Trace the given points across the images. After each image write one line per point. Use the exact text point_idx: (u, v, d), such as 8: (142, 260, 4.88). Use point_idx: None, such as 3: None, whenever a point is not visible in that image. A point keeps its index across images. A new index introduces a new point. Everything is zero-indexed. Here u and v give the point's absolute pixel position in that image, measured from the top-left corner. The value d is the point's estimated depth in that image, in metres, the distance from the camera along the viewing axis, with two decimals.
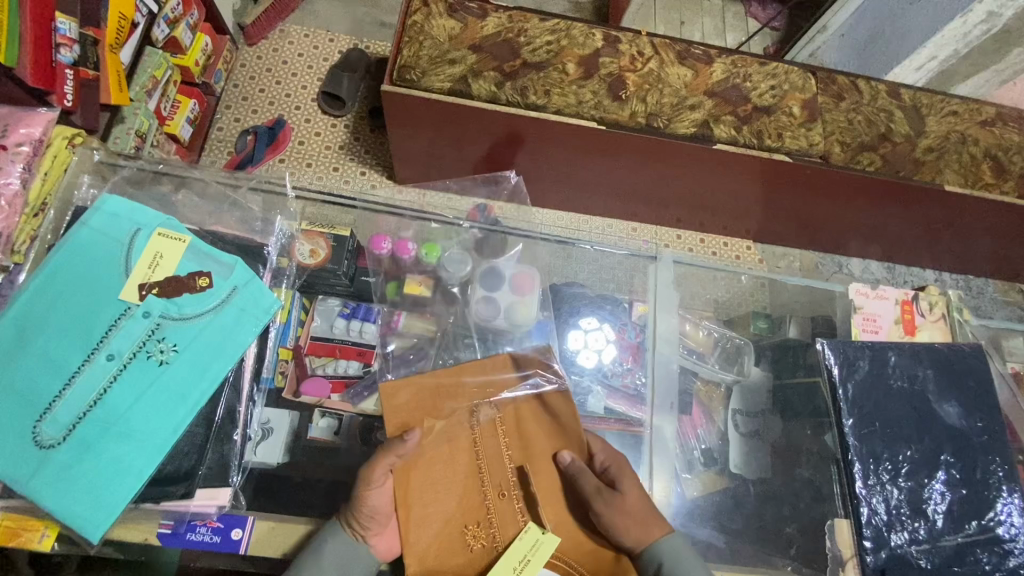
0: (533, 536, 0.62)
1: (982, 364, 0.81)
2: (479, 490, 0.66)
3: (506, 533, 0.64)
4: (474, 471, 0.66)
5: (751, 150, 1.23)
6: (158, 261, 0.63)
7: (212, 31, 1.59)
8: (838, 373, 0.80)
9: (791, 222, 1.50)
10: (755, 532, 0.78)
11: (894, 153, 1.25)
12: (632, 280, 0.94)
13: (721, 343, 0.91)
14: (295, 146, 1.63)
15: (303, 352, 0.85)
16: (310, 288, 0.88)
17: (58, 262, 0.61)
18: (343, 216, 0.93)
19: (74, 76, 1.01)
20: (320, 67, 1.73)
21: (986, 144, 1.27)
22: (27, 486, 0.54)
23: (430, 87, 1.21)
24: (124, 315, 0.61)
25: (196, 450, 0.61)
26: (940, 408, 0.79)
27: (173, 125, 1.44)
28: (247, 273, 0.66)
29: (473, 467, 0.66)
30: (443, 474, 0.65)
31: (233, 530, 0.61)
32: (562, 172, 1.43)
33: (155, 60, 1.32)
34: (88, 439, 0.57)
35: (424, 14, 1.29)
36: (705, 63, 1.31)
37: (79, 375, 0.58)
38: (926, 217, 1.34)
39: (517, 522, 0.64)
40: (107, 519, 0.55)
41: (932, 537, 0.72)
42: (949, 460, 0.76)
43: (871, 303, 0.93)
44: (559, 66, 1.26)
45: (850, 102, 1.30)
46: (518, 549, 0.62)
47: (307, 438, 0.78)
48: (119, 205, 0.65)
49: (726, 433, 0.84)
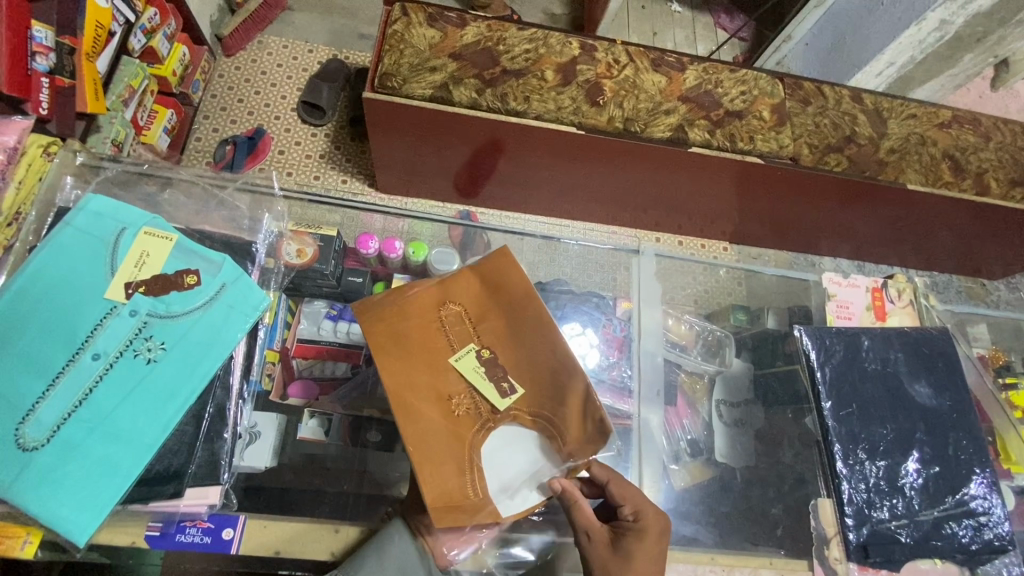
0: (474, 371, 0.66)
1: (949, 346, 0.85)
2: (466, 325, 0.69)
3: (461, 354, 0.67)
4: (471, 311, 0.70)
5: (725, 152, 1.28)
6: (145, 260, 0.63)
7: (189, 41, 1.58)
8: (815, 358, 0.83)
9: (765, 223, 1.54)
10: (742, 513, 0.80)
11: (860, 154, 1.31)
12: (615, 277, 0.97)
13: (702, 335, 0.94)
14: (274, 155, 1.62)
15: (289, 354, 0.83)
16: (297, 290, 0.87)
17: (39, 263, 0.61)
18: (328, 216, 0.92)
19: (48, 84, 0.99)
20: (298, 77, 1.73)
21: (944, 146, 1.34)
22: (8, 490, 0.53)
23: (412, 94, 1.23)
24: (110, 315, 0.60)
25: (185, 448, 0.60)
26: (912, 388, 0.82)
27: (150, 134, 1.43)
28: (235, 270, 0.66)
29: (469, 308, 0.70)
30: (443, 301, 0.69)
31: (225, 530, 0.62)
32: (542, 176, 1.45)
33: (132, 70, 1.31)
34: (72, 440, 0.56)
35: (404, 23, 1.31)
36: (678, 70, 1.35)
37: (63, 375, 0.57)
38: (891, 215, 1.40)
39: (473, 350, 0.67)
40: (94, 522, 0.54)
41: (910, 512, 0.75)
42: (922, 439, 0.79)
43: (843, 291, 0.96)
44: (537, 73, 1.29)
45: (816, 107, 1.35)
46: (466, 365, 0.66)
47: (296, 438, 0.77)
48: (104, 205, 0.65)
49: (711, 423, 0.86)
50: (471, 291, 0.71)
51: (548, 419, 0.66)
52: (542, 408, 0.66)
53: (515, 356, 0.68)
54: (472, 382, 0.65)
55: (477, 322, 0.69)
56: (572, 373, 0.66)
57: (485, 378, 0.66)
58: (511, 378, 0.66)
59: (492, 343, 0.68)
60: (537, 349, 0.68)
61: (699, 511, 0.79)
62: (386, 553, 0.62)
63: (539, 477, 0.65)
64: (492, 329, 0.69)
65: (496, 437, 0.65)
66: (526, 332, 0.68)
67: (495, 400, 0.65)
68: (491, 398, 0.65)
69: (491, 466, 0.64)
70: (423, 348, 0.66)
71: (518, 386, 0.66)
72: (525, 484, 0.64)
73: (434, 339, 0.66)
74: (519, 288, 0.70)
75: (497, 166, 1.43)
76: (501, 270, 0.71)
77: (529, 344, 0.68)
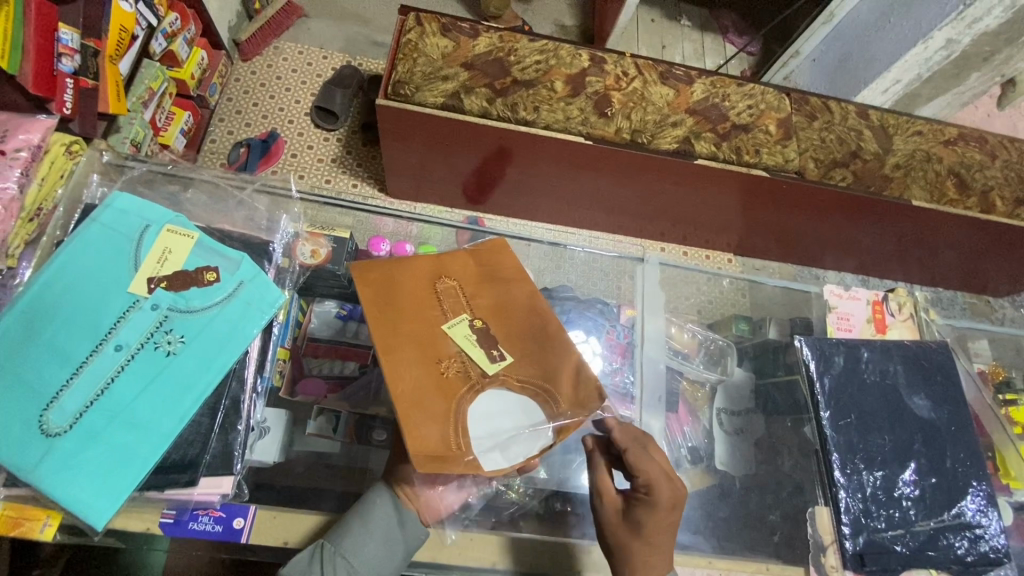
0: (465, 337, 0.70)
1: (948, 360, 0.87)
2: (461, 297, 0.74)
3: (455, 322, 0.72)
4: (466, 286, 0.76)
5: (730, 165, 1.30)
6: (167, 256, 0.66)
7: (208, 45, 1.62)
8: (815, 368, 0.85)
9: (770, 236, 1.56)
10: (741, 519, 0.81)
11: (865, 169, 1.33)
12: (620, 285, 0.99)
13: (704, 344, 0.96)
14: (288, 158, 1.66)
15: (300, 352, 0.85)
16: (309, 290, 0.89)
17: (66, 256, 0.63)
18: (343, 218, 0.96)
19: (74, 85, 1.02)
20: (313, 83, 1.77)
21: (949, 163, 1.35)
22: (31, 474, 0.55)
23: (425, 102, 1.26)
24: (132, 308, 0.63)
25: (201, 439, 0.62)
26: (911, 401, 0.83)
27: (167, 135, 1.47)
28: (253, 268, 0.69)
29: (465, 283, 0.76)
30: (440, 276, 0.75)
31: (235, 520, 0.64)
32: (550, 185, 1.48)
33: (152, 72, 1.35)
34: (93, 428, 0.58)
35: (418, 33, 1.34)
36: (686, 84, 1.38)
37: (86, 365, 0.60)
38: (895, 231, 1.42)
39: (464, 320, 0.72)
40: (111, 507, 0.56)
41: (906, 522, 0.76)
42: (921, 450, 0.80)
43: (844, 303, 0.97)
44: (547, 84, 1.32)
45: (822, 122, 1.37)
46: (458, 331, 0.71)
47: (305, 434, 0.79)
48: (129, 203, 0.68)
49: (711, 431, 0.87)
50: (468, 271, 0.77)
51: (538, 386, 0.69)
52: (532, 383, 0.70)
53: (504, 330, 0.73)
54: (464, 347, 0.70)
55: (471, 297, 0.75)
56: (559, 344, 0.72)
57: (474, 343, 0.70)
58: (500, 347, 0.71)
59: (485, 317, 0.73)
60: (526, 323, 0.74)
61: (697, 517, 0.80)
62: (375, 520, 0.64)
63: (523, 436, 0.67)
64: (485, 305, 0.74)
65: (485, 393, 0.68)
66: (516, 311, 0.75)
67: (484, 364, 0.69)
68: (480, 361, 0.69)
69: (479, 418, 0.66)
70: (420, 315, 0.71)
71: (506, 355, 0.71)
72: (511, 442, 0.66)
73: (428, 307, 0.72)
74: (510, 269, 0.78)
75: (505, 174, 1.46)
76: (498, 255, 0.79)
77: (520, 319, 0.74)
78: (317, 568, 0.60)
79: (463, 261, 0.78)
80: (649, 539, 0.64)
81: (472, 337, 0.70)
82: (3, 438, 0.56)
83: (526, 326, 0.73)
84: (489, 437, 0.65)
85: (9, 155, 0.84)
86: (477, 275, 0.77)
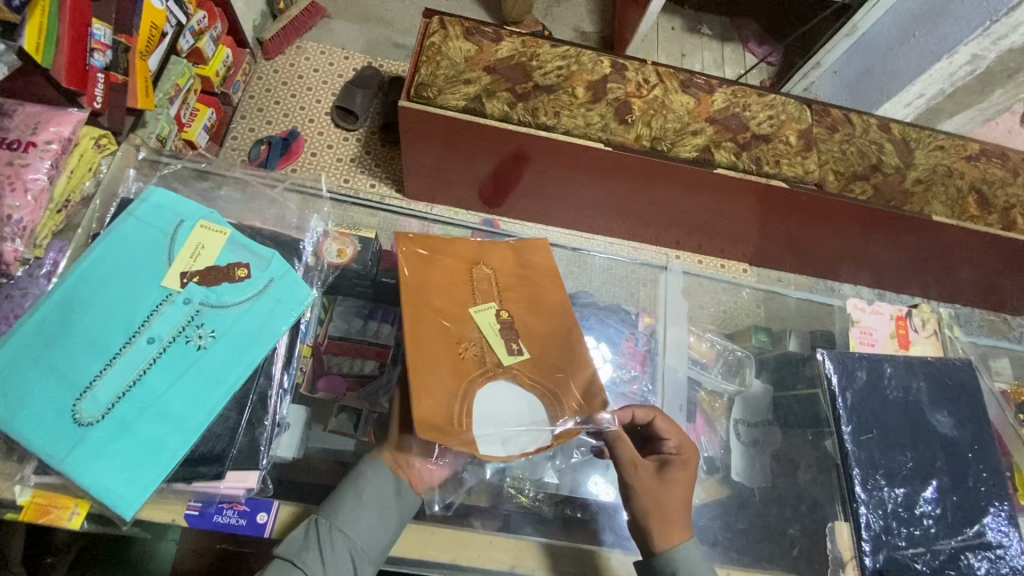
0: (487, 324, 0.74)
1: (971, 378, 0.86)
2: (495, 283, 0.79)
3: (480, 308, 0.76)
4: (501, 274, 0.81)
5: (750, 175, 1.29)
6: (200, 251, 0.68)
7: (233, 44, 1.65)
8: (837, 382, 0.84)
9: (786, 247, 1.55)
10: (760, 531, 0.80)
11: (886, 183, 1.32)
12: (639, 292, 1.00)
13: (723, 355, 0.96)
14: (307, 157, 1.67)
15: (321, 350, 0.86)
16: (332, 288, 0.89)
17: (103, 250, 0.65)
18: (368, 218, 0.97)
19: (104, 79, 1.03)
20: (334, 83, 1.79)
21: (971, 179, 1.34)
22: (63, 461, 0.57)
23: (446, 104, 1.27)
24: (166, 301, 0.65)
25: (228, 433, 0.62)
26: (933, 418, 0.82)
27: (190, 132, 1.47)
28: (284, 265, 0.70)
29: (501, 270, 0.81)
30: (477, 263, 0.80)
31: (259, 514, 0.65)
32: (567, 190, 1.48)
33: (179, 69, 1.36)
34: (125, 418, 0.60)
35: (441, 36, 1.35)
36: (707, 92, 1.38)
37: (120, 356, 0.61)
38: (915, 246, 1.40)
39: (489, 307, 0.76)
40: (140, 497, 0.57)
41: (926, 540, 0.76)
42: (942, 468, 0.79)
43: (868, 317, 0.98)
44: (568, 90, 1.32)
45: (843, 134, 1.37)
46: (482, 317, 0.75)
47: (324, 431, 0.78)
48: (165, 198, 0.70)
49: (729, 442, 0.87)
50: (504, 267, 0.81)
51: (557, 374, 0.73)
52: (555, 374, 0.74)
53: (530, 320, 0.77)
54: (484, 333, 0.74)
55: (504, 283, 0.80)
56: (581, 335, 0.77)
57: (495, 331, 0.74)
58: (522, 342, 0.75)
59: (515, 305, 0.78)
60: (554, 313, 0.79)
61: (714, 528, 0.80)
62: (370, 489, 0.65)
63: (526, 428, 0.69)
64: (517, 292, 0.79)
65: (495, 381, 0.71)
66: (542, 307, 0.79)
67: (500, 352, 0.73)
68: (498, 352, 0.73)
69: (485, 405, 0.69)
70: (452, 293, 0.76)
71: (524, 348, 0.74)
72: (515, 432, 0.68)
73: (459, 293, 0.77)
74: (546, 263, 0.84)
75: (522, 178, 1.46)
76: (535, 257, 0.84)
77: (548, 308, 0.79)
78: (314, 545, 0.61)
79: (502, 251, 0.83)
80: (661, 545, 0.65)
81: (496, 324, 0.75)
82: (38, 426, 0.58)
83: (553, 321, 0.78)
84: (491, 422, 0.68)
85: (41, 147, 0.86)
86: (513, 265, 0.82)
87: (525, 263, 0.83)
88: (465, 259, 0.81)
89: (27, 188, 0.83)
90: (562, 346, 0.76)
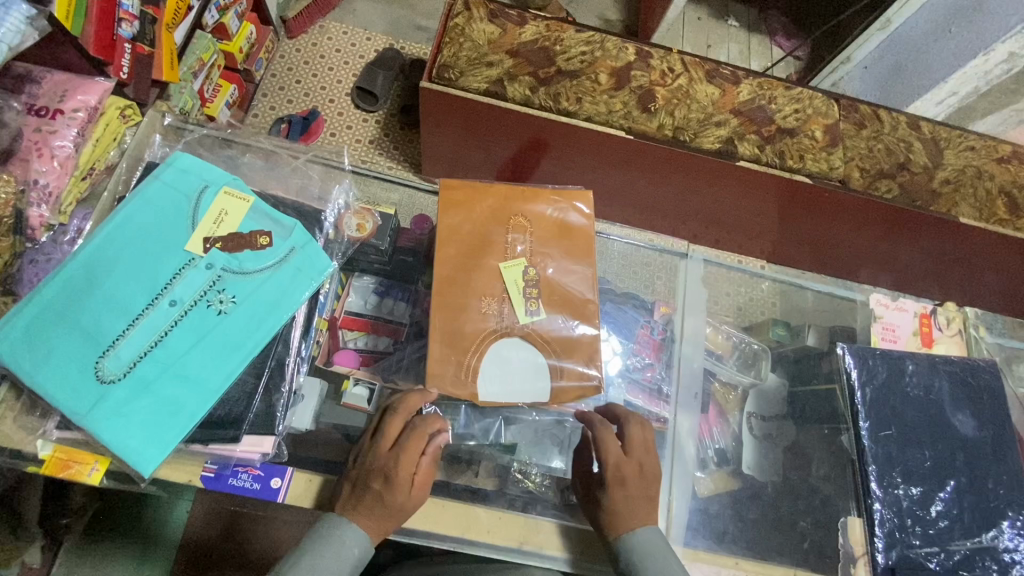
0: (510, 282, 0.79)
1: (995, 380, 0.83)
2: (522, 237, 0.81)
3: (506, 262, 0.79)
4: (527, 228, 0.82)
5: (773, 168, 1.27)
6: (223, 217, 0.68)
7: (257, 21, 1.65)
8: (857, 377, 0.83)
9: (805, 245, 1.52)
10: (770, 521, 0.81)
11: (912, 182, 1.29)
12: (655, 281, 0.97)
13: (739, 347, 0.95)
14: (327, 137, 1.68)
15: (337, 324, 0.86)
16: (349, 264, 0.88)
17: (128, 212, 0.66)
18: (388, 194, 0.97)
19: (132, 51, 1.02)
20: (355, 63, 1.78)
21: (1001, 181, 1.31)
22: (86, 417, 0.58)
23: (468, 87, 1.26)
24: (188, 265, 0.65)
25: (246, 398, 0.64)
26: (954, 418, 0.81)
27: (213, 107, 1.48)
28: (305, 235, 0.70)
29: (528, 229, 0.82)
30: (506, 219, 0.82)
31: (273, 479, 0.65)
32: (585, 178, 1.47)
33: (204, 43, 1.36)
34: (146, 378, 0.61)
35: (465, 18, 1.34)
36: (732, 83, 1.35)
37: (142, 318, 0.62)
38: (939, 249, 1.37)
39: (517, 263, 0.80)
40: (159, 456, 0.59)
41: (942, 541, 0.75)
42: (961, 469, 0.78)
43: (890, 313, 0.95)
44: (591, 76, 1.31)
45: (871, 131, 1.34)
46: (506, 274, 0.79)
47: (341, 403, 0.80)
48: (190, 163, 0.71)
49: (740, 435, 0.87)
50: (532, 221, 0.82)
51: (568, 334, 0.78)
52: (570, 339, 0.78)
53: (553, 279, 0.80)
54: (506, 290, 0.78)
55: (531, 238, 0.82)
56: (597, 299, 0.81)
57: (515, 290, 0.78)
58: (541, 303, 0.78)
59: (540, 264, 0.81)
60: (578, 273, 0.81)
61: (723, 520, 0.79)
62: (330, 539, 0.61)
63: (525, 394, 0.76)
64: (542, 249, 0.81)
65: (507, 338, 0.77)
66: (566, 262, 0.81)
67: (518, 310, 0.78)
68: (516, 311, 0.78)
69: (492, 360, 0.76)
70: (481, 247, 0.80)
71: (543, 310, 0.78)
72: (514, 392, 0.76)
73: (486, 248, 0.80)
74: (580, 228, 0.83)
75: (540, 165, 1.46)
76: (572, 218, 0.83)
77: (572, 267, 0.81)
78: None
79: (531, 203, 0.83)
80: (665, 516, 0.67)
81: (518, 285, 0.79)
82: (61, 381, 0.59)
83: (577, 277, 0.81)
84: (495, 375, 0.76)
85: (68, 115, 0.87)
86: (543, 221, 0.83)
87: (558, 222, 0.83)
88: (484, 238, 0.80)
89: (54, 155, 0.84)
90: (581, 306, 0.80)
